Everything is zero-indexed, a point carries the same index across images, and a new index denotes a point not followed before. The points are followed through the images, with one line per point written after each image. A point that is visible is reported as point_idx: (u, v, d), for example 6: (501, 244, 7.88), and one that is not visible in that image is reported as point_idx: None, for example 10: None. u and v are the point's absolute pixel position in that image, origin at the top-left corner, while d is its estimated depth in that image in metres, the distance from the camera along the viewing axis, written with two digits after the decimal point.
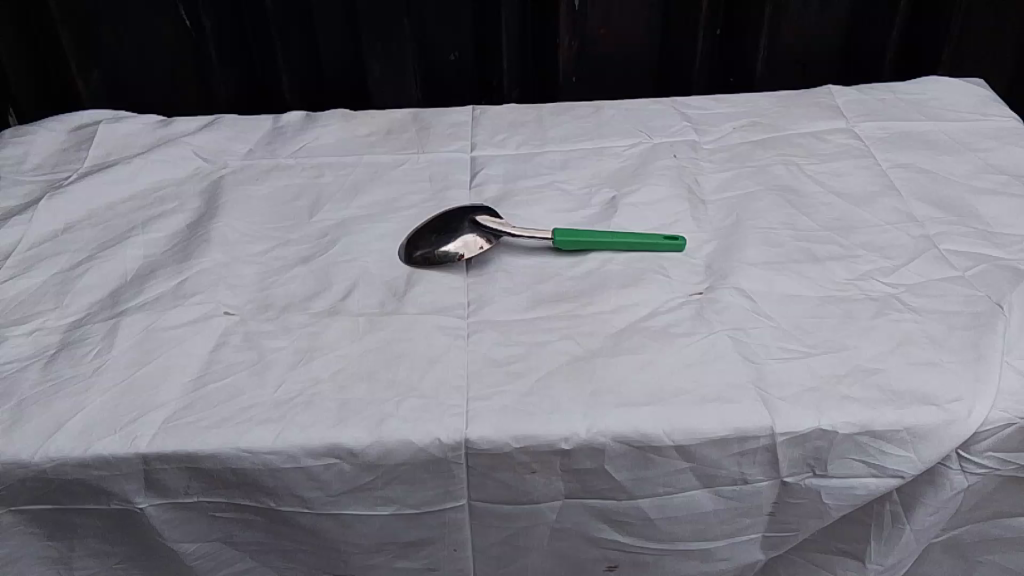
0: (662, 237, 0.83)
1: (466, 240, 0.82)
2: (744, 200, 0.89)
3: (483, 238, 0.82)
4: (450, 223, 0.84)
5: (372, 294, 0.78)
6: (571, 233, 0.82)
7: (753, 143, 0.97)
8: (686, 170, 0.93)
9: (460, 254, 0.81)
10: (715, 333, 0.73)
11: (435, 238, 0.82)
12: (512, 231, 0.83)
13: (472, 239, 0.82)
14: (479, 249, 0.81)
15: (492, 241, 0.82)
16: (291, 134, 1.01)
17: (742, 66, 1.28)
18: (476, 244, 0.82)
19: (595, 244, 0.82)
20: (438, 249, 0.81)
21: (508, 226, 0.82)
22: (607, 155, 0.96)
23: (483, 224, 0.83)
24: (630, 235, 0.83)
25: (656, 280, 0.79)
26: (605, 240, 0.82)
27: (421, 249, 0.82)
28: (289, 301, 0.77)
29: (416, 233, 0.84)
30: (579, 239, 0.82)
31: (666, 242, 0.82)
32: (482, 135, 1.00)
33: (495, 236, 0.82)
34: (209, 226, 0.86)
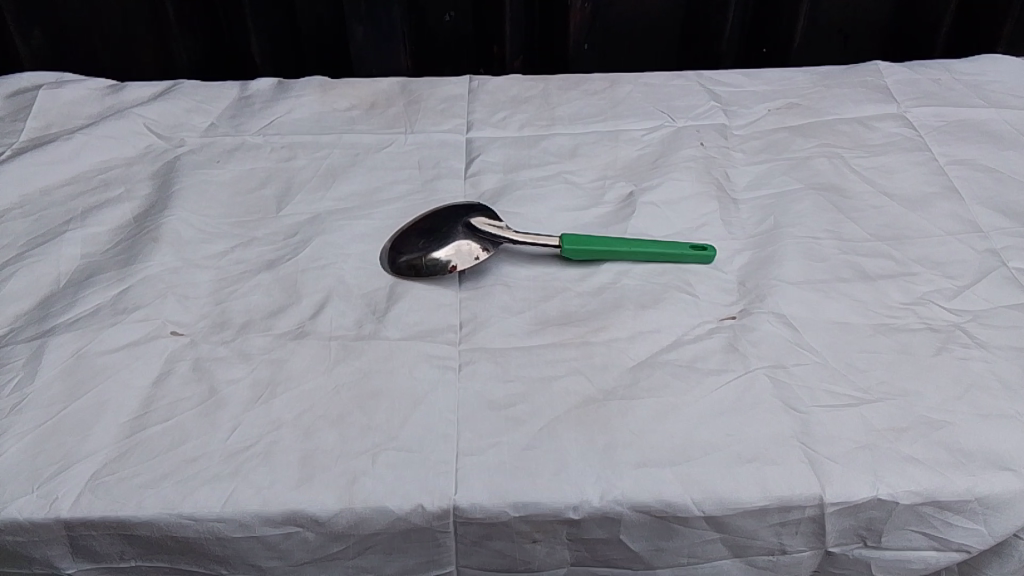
0: (687, 246, 0.71)
1: (460, 248, 0.70)
2: (782, 199, 0.77)
3: (480, 247, 0.70)
4: (442, 227, 0.72)
5: (347, 311, 0.66)
6: (583, 240, 0.70)
7: (790, 130, 0.85)
8: (715, 161, 0.81)
9: (453, 266, 0.69)
10: (751, 372, 0.62)
11: (424, 246, 0.70)
12: (513, 236, 0.70)
13: (466, 248, 0.70)
14: (475, 260, 0.70)
15: (490, 249, 0.70)
16: (260, 105, 0.88)
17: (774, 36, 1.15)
18: (471, 253, 0.70)
19: (611, 254, 0.71)
20: (426, 259, 0.69)
21: (510, 231, 0.70)
22: (624, 140, 0.83)
23: (480, 230, 0.71)
24: (651, 244, 0.71)
25: (681, 300, 0.68)
26: (622, 249, 0.70)
27: (406, 257, 0.70)
28: (249, 318, 0.66)
29: (401, 236, 0.72)
30: (592, 248, 0.70)
31: (694, 253, 0.71)
32: (480, 111, 0.87)
33: (494, 244, 0.71)
34: (159, 220, 0.73)
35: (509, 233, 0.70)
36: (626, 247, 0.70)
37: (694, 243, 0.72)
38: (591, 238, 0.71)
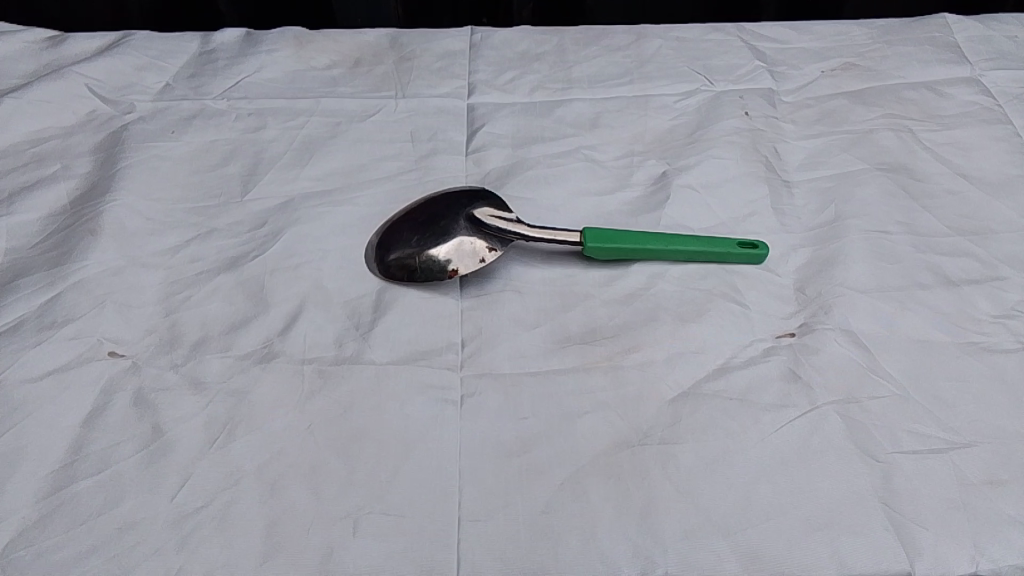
0: (734, 242, 0.59)
1: (461, 248, 0.58)
2: (843, 183, 0.65)
3: (486, 247, 0.58)
4: (440, 217, 0.59)
5: (323, 325, 0.54)
6: (609, 236, 0.58)
7: (848, 98, 0.72)
8: (762, 135, 0.68)
9: (453, 270, 0.57)
10: (820, 408, 0.51)
11: (418, 240, 0.58)
12: (525, 229, 0.58)
13: (469, 247, 0.58)
14: (479, 262, 0.58)
15: (498, 249, 0.58)
16: (225, 62, 0.75)
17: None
18: (475, 253, 0.58)
19: (644, 252, 0.59)
20: (421, 258, 0.58)
21: (522, 225, 0.58)
22: (653, 107, 0.70)
23: (486, 224, 0.59)
24: (692, 240, 0.59)
25: (729, 312, 0.56)
26: (658, 247, 0.58)
27: (397, 254, 0.58)
28: (206, 334, 0.54)
29: (391, 229, 0.60)
30: (621, 246, 0.58)
31: (744, 252, 0.58)
32: (483, 71, 0.74)
33: (502, 242, 0.59)
34: (100, 207, 0.61)
35: (522, 227, 0.58)
36: (662, 245, 0.58)
37: (743, 240, 0.59)
38: (619, 233, 0.59)
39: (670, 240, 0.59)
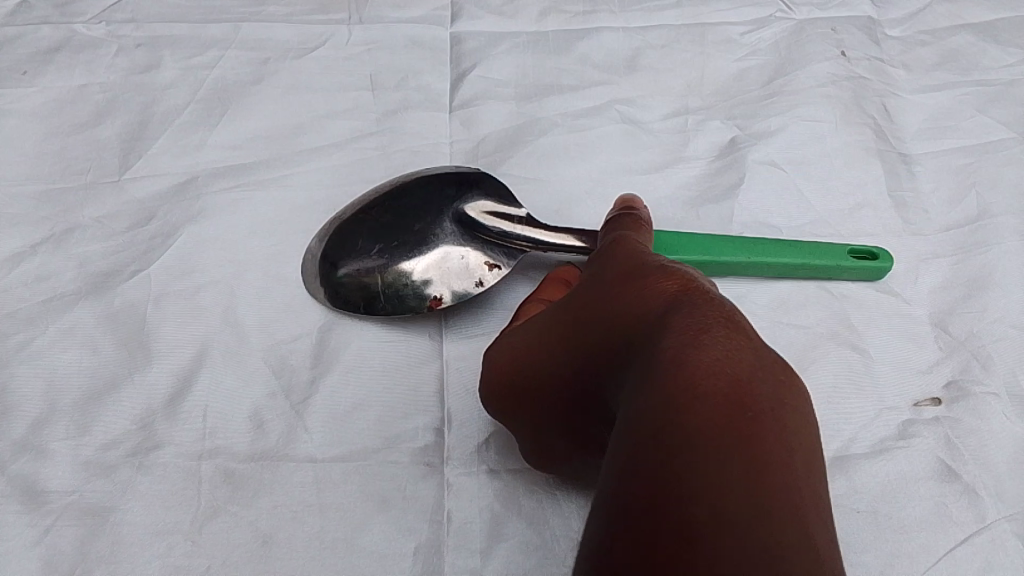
0: (845, 250, 0.40)
1: (447, 264, 0.39)
2: (983, 159, 0.46)
3: (484, 262, 0.39)
4: (417, 214, 0.40)
5: (235, 391, 0.35)
6: (662, 244, 0.38)
7: (977, 33, 0.52)
8: (866, 85, 0.49)
9: (434, 299, 0.38)
10: (993, 527, 0.34)
11: (384, 247, 0.39)
12: (542, 231, 0.39)
13: (459, 262, 0.39)
14: (474, 285, 0.38)
15: (502, 266, 0.39)
16: None
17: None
18: (467, 272, 0.39)
19: (715, 266, 0.39)
20: (387, 276, 0.38)
21: (538, 228, 0.39)
22: (712, 42, 0.50)
23: (486, 225, 0.40)
24: (788, 246, 0.40)
25: (844, 365, 0.38)
26: (738, 258, 0.39)
27: (352, 269, 0.38)
28: (51, 406, 0.35)
29: (341, 228, 0.40)
30: (683, 259, 0.38)
31: (863, 267, 0.40)
32: None
33: (508, 254, 0.39)
34: None
35: (536, 231, 0.39)
36: (747, 254, 0.39)
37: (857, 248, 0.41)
38: (676, 236, 0.39)
39: (755, 249, 0.39)
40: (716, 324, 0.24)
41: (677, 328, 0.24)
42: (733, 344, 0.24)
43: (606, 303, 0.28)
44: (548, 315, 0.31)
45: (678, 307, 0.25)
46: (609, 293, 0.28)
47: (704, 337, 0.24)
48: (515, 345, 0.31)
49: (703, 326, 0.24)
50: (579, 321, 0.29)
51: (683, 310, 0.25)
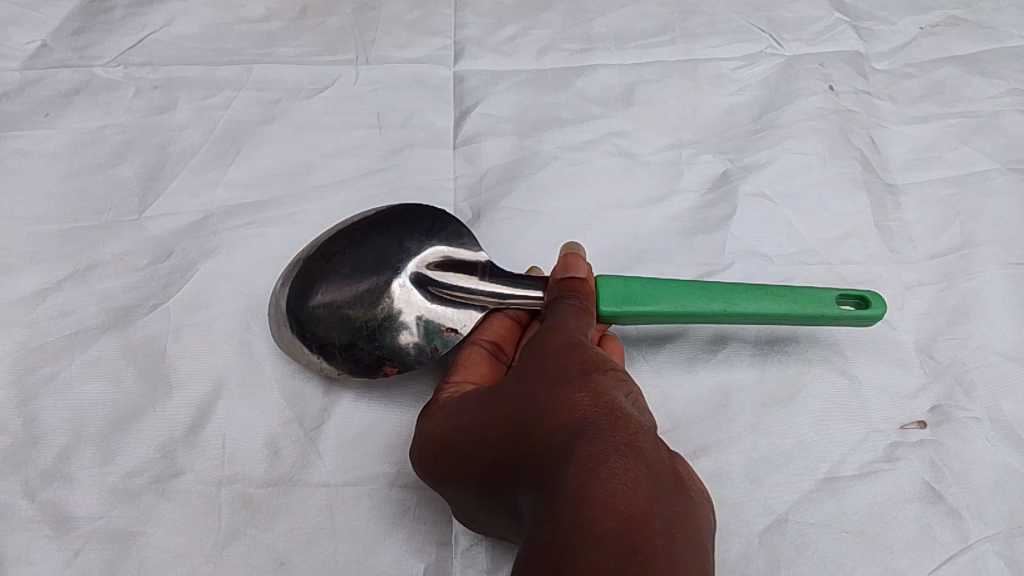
0: (836, 293, 0.38)
1: (409, 317, 0.38)
2: (966, 189, 0.48)
3: (446, 325, 0.38)
4: (394, 244, 0.40)
5: (251, 420, 0.37)
6: (634, 291, 0.37)
7: (961, 65, 0.54)
8: (853, 118, 0.51)
9: (388, 367, 0.37)
10: (976, 546, 0.35)
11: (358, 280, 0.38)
12: (503, 286, 0.38)
13: (420, 318, 0.38)
14: (433, 348, 0.38)
15: (461, 329, 0.38)
16: (121, 10, 0.55)
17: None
18: (427, 330, 0.38)
19: (688, 316, 0.37)
20: (363, 310, 0.38)
21: (501, 282, 0.38)
22: (705, 77, 0.52)
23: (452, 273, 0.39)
24: (772, 295, 0.37)
25: (832, 390, 0.39)
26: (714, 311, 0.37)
27: (327, 299, 0.38)
28: (77, 436, 0.37)
29: (307, 264, 0.39)
30: (655, 310, 0.36)
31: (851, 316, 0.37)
32: (474, 25, 0.55)
33: (470, 311, 0.38)
34: None
35: (498, 285, 0.38)
36: (723, 303, 0.37)
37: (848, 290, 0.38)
38: (653, 283, 0.37)
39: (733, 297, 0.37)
40: (617, 453, 0.25)
41: (581, 454, 0.25)
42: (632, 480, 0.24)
43: (526, 401, 0.29)
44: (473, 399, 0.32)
45: (590, 423, 0.26)
46: (531, 389, 0.29)
47: (604, 468, 0.24)
48: (441, 425, 0.32)
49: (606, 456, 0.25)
50: (500, 416, 0.29)
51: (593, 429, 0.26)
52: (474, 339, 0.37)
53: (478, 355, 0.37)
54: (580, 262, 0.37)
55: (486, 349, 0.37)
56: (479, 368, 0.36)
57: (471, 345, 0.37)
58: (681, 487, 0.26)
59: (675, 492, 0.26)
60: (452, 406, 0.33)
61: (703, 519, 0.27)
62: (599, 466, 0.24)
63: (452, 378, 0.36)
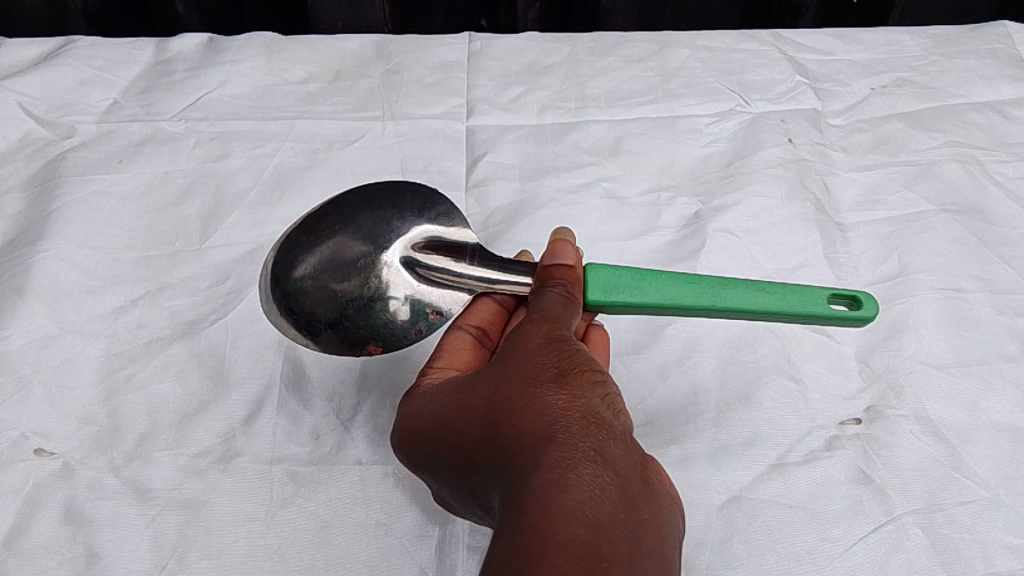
0: (828, 295, 0.43)
1: (399, 296, 0.46)
2: (905, 227, 0.56)
3: (430, 306, 0.46)
4: (378, 231, 0.47)
5: (297, 412, 0.45)
6: (617, 288, 0.43)
7: (906, 120, 0.63)
8: (809, 166, 0.59)
9: (375, 343, 0.45)
10: (899, 519, 0.42)
11: (344, 261, 0.46)
12: (491, 271, 0.45)
13: (409, 297, 0.46)
14: (417, 326, 0.46)
15: (447, 311, 0.46)
16: (182, 74, 0.64)
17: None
18: (415, 309, 0.46)
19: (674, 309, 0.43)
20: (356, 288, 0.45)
21: (489, 267, 0.45)
22: (682, 131, 0.61)
23: (439, 258, 0.47)
24: (758, 290, 0.43)
25: (783, 392, 0.47)
26: (702, 303, 0.43)
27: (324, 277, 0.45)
28: (153, 425, 0.45)
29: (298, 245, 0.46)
30: (643, 301, 0.43)
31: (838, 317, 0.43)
32: (484, 87, 0.63)
33: (458, 291, 0.46)
34: (28, 260, 0.51)
35: (487, 269, 0.45)
36: (708, 299, 0.43)
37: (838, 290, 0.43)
38: (637, 280, 0.43)
39: (721, 294, 0.43)
40: (583, 462, 0.30)
41: (551, 463, 0.30)
42: (595, 485, 0.29)
43: (509, 410, 0.34)
44: (461, 400, 0.37)
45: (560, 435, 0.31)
46: (513, 399, 0.34)
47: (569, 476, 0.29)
48: (432, 421, 0.38)
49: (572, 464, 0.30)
50: (485, 419, 0.35)
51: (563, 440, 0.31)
52: (461, 323, 0.45)
53: (462, 337, 0.44)
54: (567, 249, 0.43)
55: (470, 332, 0.44)
56: (468, 348, 0.43)
57: (454, 330, 0.44)
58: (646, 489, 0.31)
59: (639, 492, 0.31)
60: (443, 404, 0.38)
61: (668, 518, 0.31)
62: (568, 472, 0.29)
63: (438, 361, 0.42)
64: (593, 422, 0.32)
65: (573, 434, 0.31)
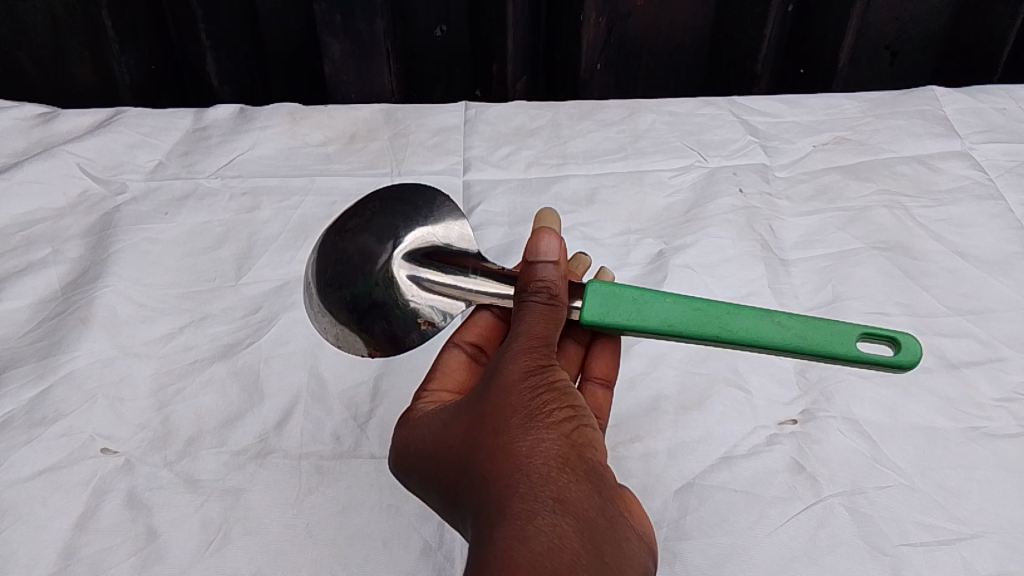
0: (859, 335, 0.48)
1: (401, 304, 0.55)
2: (840, 261, 0.65)
3: (424, 319, 0.55)
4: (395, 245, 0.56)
5: (321, 417, 0.53)
6: (615, 312, 0.48)
7: (843, 172, 0.73)
8: (758, 212, 0.68)
9: (374, 347, 0.54)
10: (827, 500, 0.51)
11: (363, 272, 0.55)
12: (486, 294, 0.52)
13: (408, 306, 0.55)
14: (410, 336, 0.55)
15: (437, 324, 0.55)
16: (218, 139, 0.74)
17: (882, 37, 0.85)
18: (413, 318, 0.55)
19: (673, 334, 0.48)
20: (369, 296, 0.54)
21: (483, 290, 0.52)
22: (649, 184, 0.71)
23: (441, 269, 0.54)
24: (777, 325, 0.48)
25: (731, 399, 0.55)
26: (704, 331, 0.48)
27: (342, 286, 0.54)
28: (200, 428, 0.53)
29: (329, 254, 0.55)
30: (640, 325, 0.48)
31: (871, 358, 0.48)
32: (478, 147, 0.74)
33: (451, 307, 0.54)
34: (90, 294, 0.60)
35: (484, 293, 0.52)
36: (712, 330, 0.48)
37: (880, 332, 0.49)
38: (636, 305, 0.48)
39: (732, 327, 0.48)
40: (543, 519, 0.34)
41: (515, 518, 0.34)
42: (555, 539, 0.34)
43: (481, 450, 0.38)
44: (440, 427, 0.42)
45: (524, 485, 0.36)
46: (484, 438, 0.39)
47: (530, 534, 0.34)
48: (416, 443, 0.42)
49: (533, 519, 0.34)
50: (461, 454, 0.39)
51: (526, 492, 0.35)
52: (457, 341, 0.52)
53: (457, 356, 0.51)
54: (551, 242, 0.45)
55: (463, 350, 0.51)
56: (458, 366, 0.51)
57: (451, 348, 0.51)
58: (611, 524, 0.36)
59: (604, 529, 0.35)
60: (426, 427, 0.43)
61: (629, 549, 0.36)
62: (528, 528, 0.34)
63: (433, 382, 0.49)
64: (554, 470, 0.36)
65: (537, 481, 0.36)
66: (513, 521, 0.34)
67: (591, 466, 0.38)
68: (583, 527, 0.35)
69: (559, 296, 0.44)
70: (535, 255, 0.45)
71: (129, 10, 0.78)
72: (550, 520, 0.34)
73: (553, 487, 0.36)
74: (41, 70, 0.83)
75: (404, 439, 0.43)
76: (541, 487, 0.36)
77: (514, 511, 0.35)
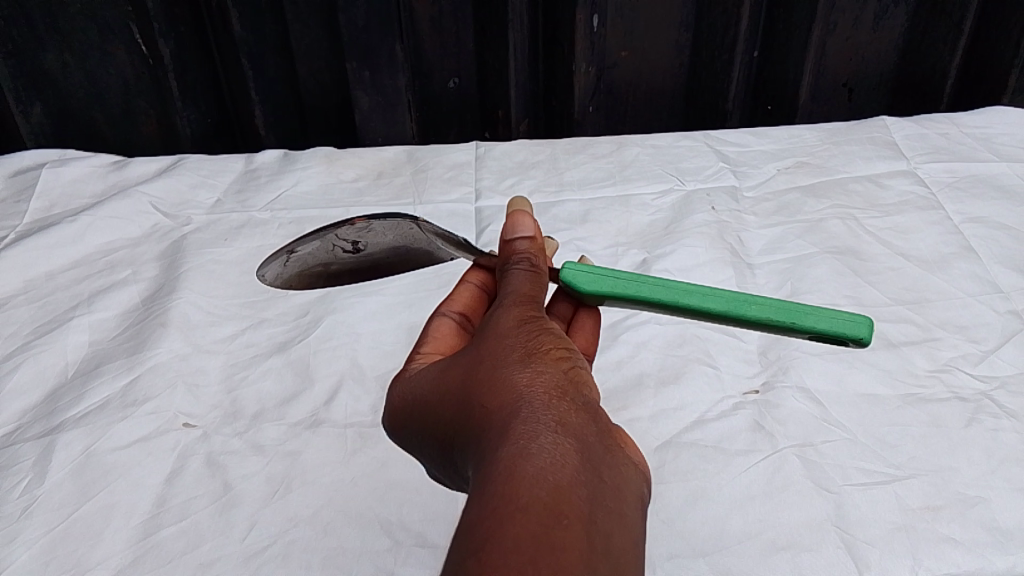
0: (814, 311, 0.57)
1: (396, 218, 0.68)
2: (798, 263, 0.76)
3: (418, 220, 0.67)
4: None
5: (362, 396, 0.65)
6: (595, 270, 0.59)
7: (803, 190, 0.84)
8: (728, 226, 0.80)
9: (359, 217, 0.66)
10: (780, 451, 0.61)
11: None
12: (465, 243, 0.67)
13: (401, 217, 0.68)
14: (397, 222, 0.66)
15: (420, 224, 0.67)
16: (267, 179, 0.87)
17: (839, 78, 0.97)
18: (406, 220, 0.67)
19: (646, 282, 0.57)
20: None
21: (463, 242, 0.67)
22: (634, 205, 0.82)
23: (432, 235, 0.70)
24: None
25: (703, 375, 0.66)
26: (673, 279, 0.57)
27: None
28: (262, 407, 0.64)
29: None
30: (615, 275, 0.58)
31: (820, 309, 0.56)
32: (488, 179, 0.86)
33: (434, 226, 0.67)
34: (166, 304, 0.72)
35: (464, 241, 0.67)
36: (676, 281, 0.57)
37: None
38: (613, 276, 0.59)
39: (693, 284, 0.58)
40: (544, 439, 0.41)
41: (520, 437, 0.41)
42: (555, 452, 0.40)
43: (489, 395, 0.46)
44: (451, 385, 0.49)
45: (527, 414, 0.43)
46: (490, 385, 0.46)
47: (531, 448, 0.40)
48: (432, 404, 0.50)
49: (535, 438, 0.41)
50: (471, 402, 0.46)
51: (528, 420, 0.42)
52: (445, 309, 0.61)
53: (447, 321, 0.60)
54: (525, 221, 0.58)
55: (452, 317, 0.61)
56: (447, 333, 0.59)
57: (441, 316, 0.60)
58: (606, 452, 0.43)
59: (597, 453, 0.42)
60: (437, 391, 0.50)
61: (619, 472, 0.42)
62: (531, 443, 0.41)
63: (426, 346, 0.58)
64: (552, 404, 0.43)
65: (538, 411, 0.43)
66: (520, 439, 0.41)
67: (585, 405, 0.45)
68: (578, 447, 0.41)
69: (540, 268, 0.56)
70: (515, 233, 0.58)
71: (191, 73, 0.93)
72: (551, 439, 0.41)
73: (554, 414, 0.43)
74: (112, 126, 0.97)
75: (422, 401, 0.51)
76: (542, 415, 0.43)
77: (519, 431, 0.42)
